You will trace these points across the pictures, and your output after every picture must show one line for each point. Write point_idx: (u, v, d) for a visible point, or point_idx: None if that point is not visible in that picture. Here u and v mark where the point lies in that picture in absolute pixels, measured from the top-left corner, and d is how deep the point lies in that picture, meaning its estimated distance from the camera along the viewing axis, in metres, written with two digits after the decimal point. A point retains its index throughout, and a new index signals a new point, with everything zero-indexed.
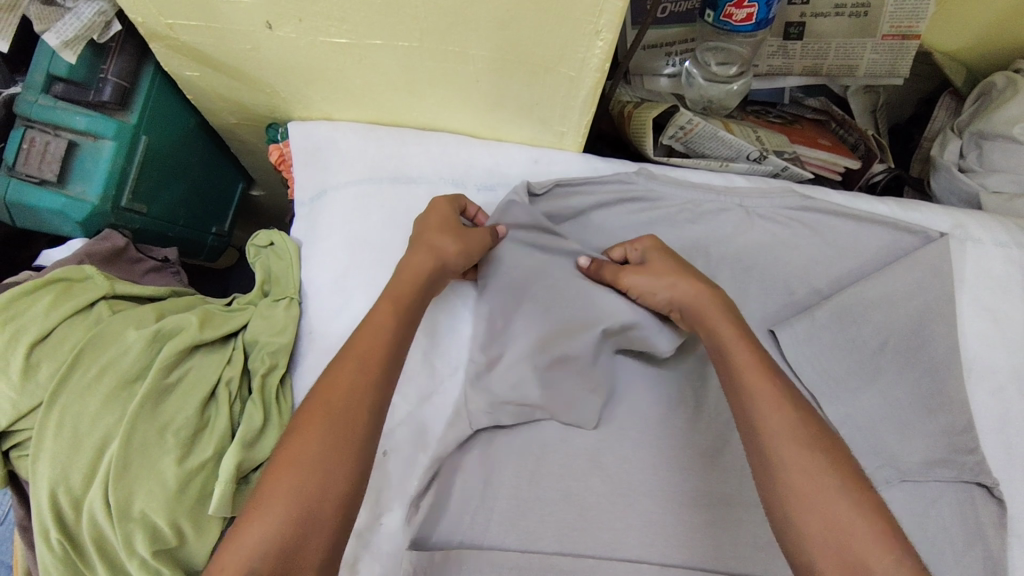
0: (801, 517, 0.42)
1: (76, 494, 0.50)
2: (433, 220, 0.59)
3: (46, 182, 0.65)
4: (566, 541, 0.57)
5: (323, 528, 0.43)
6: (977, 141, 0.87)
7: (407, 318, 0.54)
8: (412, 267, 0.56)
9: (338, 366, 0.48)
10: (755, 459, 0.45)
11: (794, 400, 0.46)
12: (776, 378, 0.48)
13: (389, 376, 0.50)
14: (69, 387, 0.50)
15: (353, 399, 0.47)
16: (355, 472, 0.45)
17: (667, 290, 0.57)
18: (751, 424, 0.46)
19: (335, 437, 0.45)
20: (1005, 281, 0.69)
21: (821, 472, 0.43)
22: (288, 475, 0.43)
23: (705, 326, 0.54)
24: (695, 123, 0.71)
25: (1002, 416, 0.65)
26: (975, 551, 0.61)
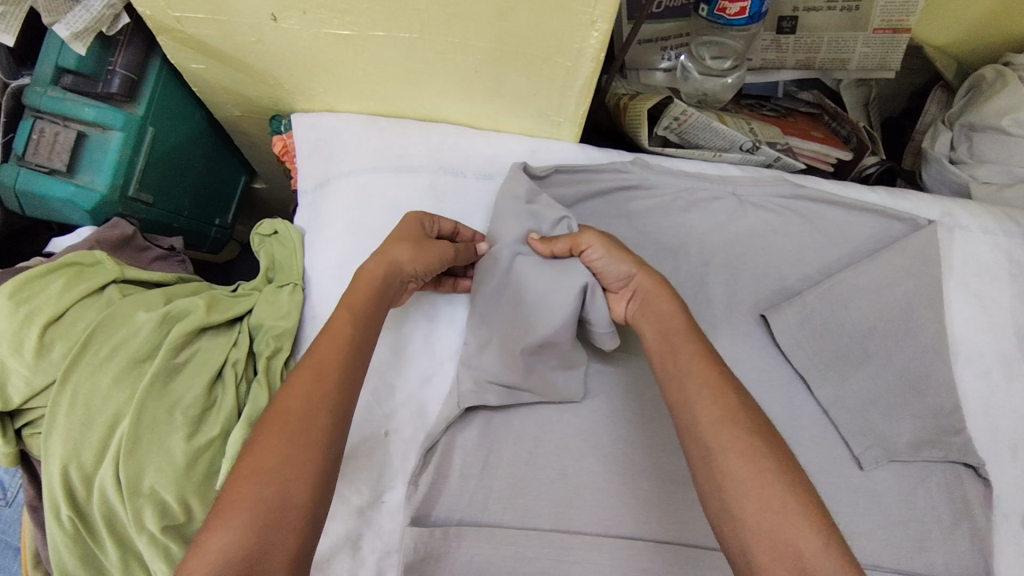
0: (742, 506, 0.40)
1: (87, 472, 0.51)
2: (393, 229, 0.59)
3: (56, 172, 0.66)
4: (563, 518, 0.59)
5: (286, 535, 0.40)
6: (967, 133, 0.89)
7: (371, 321, 0.52)
8: (365, 274, 0.55)
9: (299, 371, 0.46)
10: (695, 451, 0.43)
11: (736, 388, 0.45)
12: (718, 368, 0.46)
13: (353, 381, 0.48)
14: (81, 365, 0.51)
15: (315, 402, 0.45)
16: (318, 480, 0.42)
17: (622, 267, 0.57)
18: (691, 416, 0.44)
19: (294, 442, 0.42)
20: (991, 267, 0.71)
21: (762, 458, 0.41)
22: (250, 482, 0.40)
23: (653, 317, 0.53)
24: (689, 115, 0.72)
25: (988, 398, 0.67)
26: (962, 528, 0.62)
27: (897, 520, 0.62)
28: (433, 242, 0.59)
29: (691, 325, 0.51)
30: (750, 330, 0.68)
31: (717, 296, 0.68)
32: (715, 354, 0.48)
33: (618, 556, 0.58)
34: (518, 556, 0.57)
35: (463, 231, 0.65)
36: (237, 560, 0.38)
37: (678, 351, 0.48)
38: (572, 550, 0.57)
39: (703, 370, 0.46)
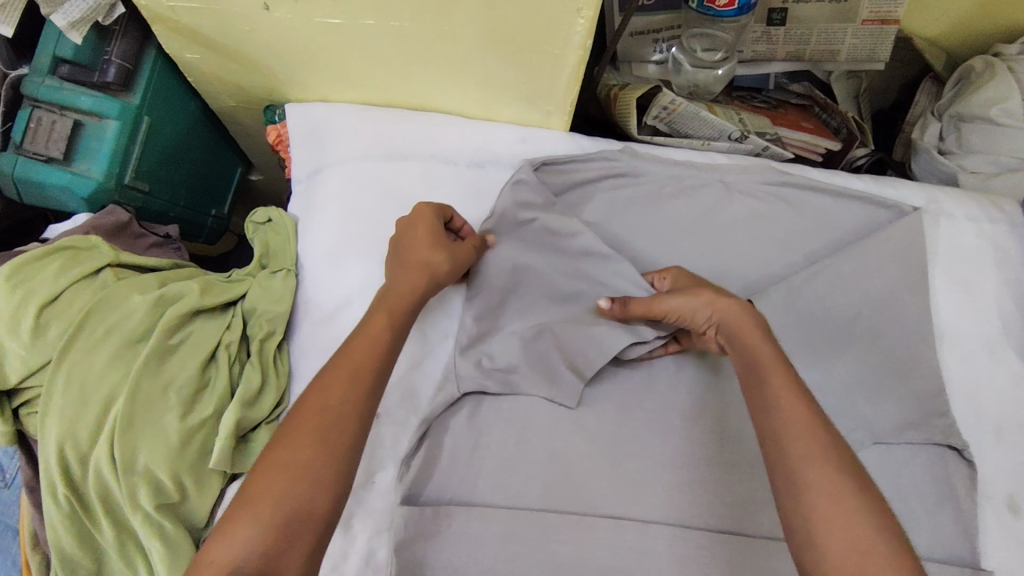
0: (824, 538, 0.41)
1: (82, 451, 0.52)
2: (424, 234, 0.61)
3: (53, 160, 0.68)
4: (551, 498, 0.60)
5: (303, 534, 0.43)
6: (955, 123, 0.90)
7: (399, 326, 0.55)
8: (406, 284, 0.58)
9: (332, 374, 0.49)
10: (778, 480, 0.45)
11: (823, 421, 0.46)
12: (805, 399, 0.47)
13: (378, 383, 0.51)
14: (77, 346, 0.53)
15: (343, 405, 0.48)
16: (339, 483, 0.46)
17: (704, 309, 0.58)
18: (780, 438, 0.46)
19: (323, 443, 0.46)
20: (976, 253, 0.71)
21: (841, 491, 0.42)
22: (278, 477, 0.44)
23: (738, 337, 0.54)
24: (678, 104, 0.73)
25: (974, 383, 0.68)
26: (946, 510, 0.63)
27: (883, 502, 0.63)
28: (457, 245, 0.62)
29: (781, 353, 0.51)
30: None
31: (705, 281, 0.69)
32: (803, 382, 0.49)
33: (606, 536, 0.58)
34: (507, 536, 0.58)
35: (460, 218, 0.66)
36: (257, 554, 0.41)
37: (769, 380, 0.49)
38: (560, 530, 0.58)
39: (789, 399, 0.47)
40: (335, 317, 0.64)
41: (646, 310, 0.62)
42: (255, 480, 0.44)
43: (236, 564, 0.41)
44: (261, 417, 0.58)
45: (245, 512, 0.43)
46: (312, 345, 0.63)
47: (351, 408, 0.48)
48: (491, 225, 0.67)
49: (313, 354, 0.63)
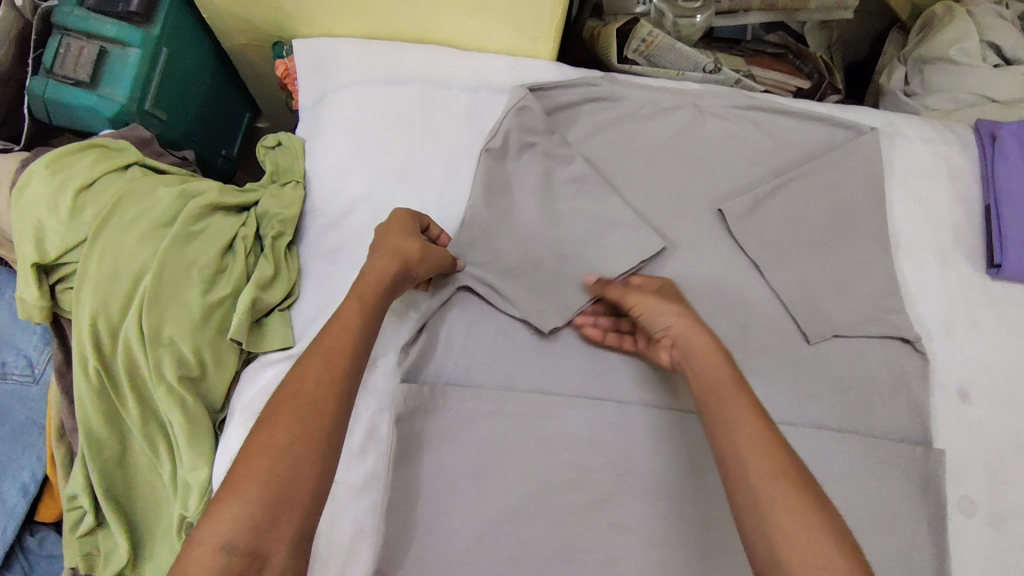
0: (791, 554, 0.43)
1: (113, 324, 0.59)
2: (398, 228, 0.64)
3: (81, 84, 0.74)
4: (537, 381, 0.66)
5: (290, 507, 0.46)
6: (919, 67, 0.96)
7: (368, 322, 0.57)
8: (376, 271, 0.60)
9: (308, 360, 0.52)
10: (744, 503, 0.46)
11: (780, 442, 0.48)
12: (763, 420, 0.49)
13: (350, 376, 0.53)
14: (110, 227, 0.58)
15: (316, 398, 0.50)
16: (325, 458, 0.48)
17: (670, 317, 0.59)
18: (730, 444, 0.49)
19: (304, 422, 0.49)
20: (929, 170, 0.78)
21: (799, 504, 0.45)
22: (260, 457, 0.46)
23: (688, 348, 0.57)
24: (655, 36, 0.79)
25: (928, 285, 0.74)
26: (900, 396, 0.69)
27: (841, 387, 0.69)
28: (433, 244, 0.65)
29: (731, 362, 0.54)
30: (709, 224, 0.73)
31: (681, 192, 0.75)
32: (749, 391, 0.52)
33: (586, 413, 0.65)
34: (498, 411, 0.64)
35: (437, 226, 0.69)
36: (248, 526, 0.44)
37: (717, 385, 0.52)
38: (547, 407, 0.64)
39: (741, 408, 0.50)
40: (340, 223, 0.70)
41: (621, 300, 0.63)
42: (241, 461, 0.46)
43: (228, 539, 0.43)
44: (274, 302, 0.63)
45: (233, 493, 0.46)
46: (320, 247, 0.69)
47: (326, 399, 0.51)
48: (497, 145, 0.72)
49: (321, 254, 0.69)
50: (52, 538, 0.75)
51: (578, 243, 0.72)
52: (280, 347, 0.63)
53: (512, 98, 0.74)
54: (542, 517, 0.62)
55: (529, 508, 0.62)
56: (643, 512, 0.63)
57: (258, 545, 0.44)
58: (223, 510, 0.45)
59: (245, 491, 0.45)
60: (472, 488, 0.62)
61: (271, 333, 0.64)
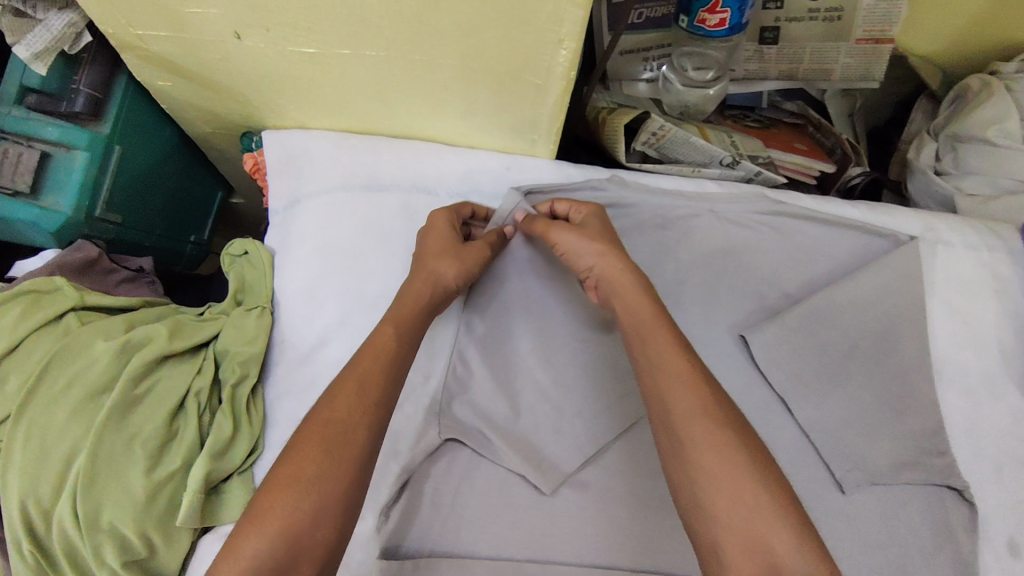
0: (713, 500, 0.41)
1: (45, 507, 0.50)
2: (432, 246, 0.59)
3: (19, 194, 0.64)
4: (535, 547, 0.58)
5: (312, 547, 0.41)
6: (952, 143, 0.88)
7: (405, 330, 0.54)
8: (412, 295, 0.56)
9: (340, 385, 0.47)
10: (666, 442, 0.44)
11: (703, 378, 0.45)
12: (685, 356, 0.47)
13: (386, 389, 0.49)
14: (37, 399, 0.51)
15: (348, 415, 0.46)
16: (352, 495, 0.44)
17: (591, 256, 0.56)
18: (664, 410, 0.45)
19: (332, 456, 0.44)
20: (974, 282, 0.69)
21: (719, 450, 0.42)
22: (285, 493, 0.42)
23: (615, 291, 0.53)
24: (667, 129, 0.71)
25: (973, 418, 0.66)
26: (946, 554, 0.61)
27: (878, 546, 0.61)
28: (468, 245, 0.60)
29: (662, 311, 0.50)
30: (728, 351, 0.66)
31: (694, 313, 0.66)
32: (683, 341, 0.48)
33: None
34: None
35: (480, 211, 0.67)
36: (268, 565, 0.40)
37: (648, 338, 0.48)
38: None
39: (676, 364, 0.46)
40: (310, 359, 0.62)
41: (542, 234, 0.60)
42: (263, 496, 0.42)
43: None
44: (233, 467, 0.56)
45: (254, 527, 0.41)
46: (287, 388, 0.61)
47: (358, 417, 0.46)
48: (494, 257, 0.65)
49: (289, 398, 0.60)
50: None
51: (580, 377, 0.63)
52: None
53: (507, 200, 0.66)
54: None
55: None
56: None
57: None
58: (241, 543, 0.41)
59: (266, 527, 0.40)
60: None
61: (231, 501, 0.55)
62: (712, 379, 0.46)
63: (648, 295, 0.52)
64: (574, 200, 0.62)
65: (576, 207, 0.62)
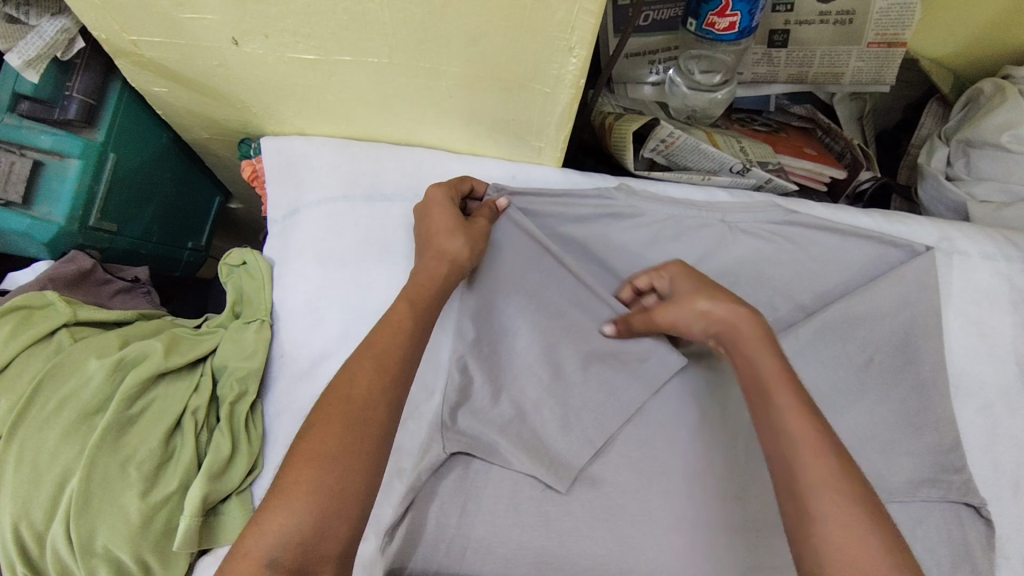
0: (833, 568, 0.40)
1: (38, 530, 0.49)
2: (435, 225, 0.57)
3: (11, 203, 0.63)
4: (544, 568, 0.56)
5: (340, 521, 0.41)
6: (964, 148, 0.86)
7: (421, 303, 0.52)
8: (427, 273, 0.55)
9: (358, 359, 0.46)
10: (790, 504, 0.43)
11: (829, 436, 0.44)
12: (811, 416, 0.46)
13: (405, 366, 0.48)
14: (28, 420, 0.49)
15: (366, 388, 0.45)
16: (375, 470, 0.43)
17: (697, 321, 0.57)
18: (789, 470, 0.44)
19: (354, 430, 0.43)
20: (991, 294, 0.68)
21: (850, 504, 0.41)
22: (311, 467, 0.41)
23: (740, 352, 0.52)
24: (676, 137, 0.69)
25: (991, 433, 0.64)
26: (963, 572, 0.59)
27: None
28: (474, 221, 0.58)
29: (789, 369, 0.49)
30: None
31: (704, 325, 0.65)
32: (813, 405, 0.47)
33: None
34: None
35: (479, 185, 0.64)
36: (296, 539, 0.39)
37: (773, 396, 0.47)
38: None
39: (805, 430, 0.44)
40: (311, 374, 0.60)
41: (647, 328, 0.60)
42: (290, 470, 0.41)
43: (271, 556, 0.39)
44: (230, 488, 0.53)
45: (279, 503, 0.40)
46: (288, 403, 0.59)
47: (377, 392, 0.45)
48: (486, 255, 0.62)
49: (289, 414, 0.59)
50: None
51: (589, 390, 0.62)
52: None
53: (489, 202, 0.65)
54: None
55: None
56: None
57: (306, 561, 0.39)
58: (267, 518, 0.40)
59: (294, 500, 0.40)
60: None
61: (229, 524, 0.53)
62: (839, 440, 0.45)
63: (773, 350, 0.51)
64: (652, 270, 0.62)
65: (660, 274, 0.62)
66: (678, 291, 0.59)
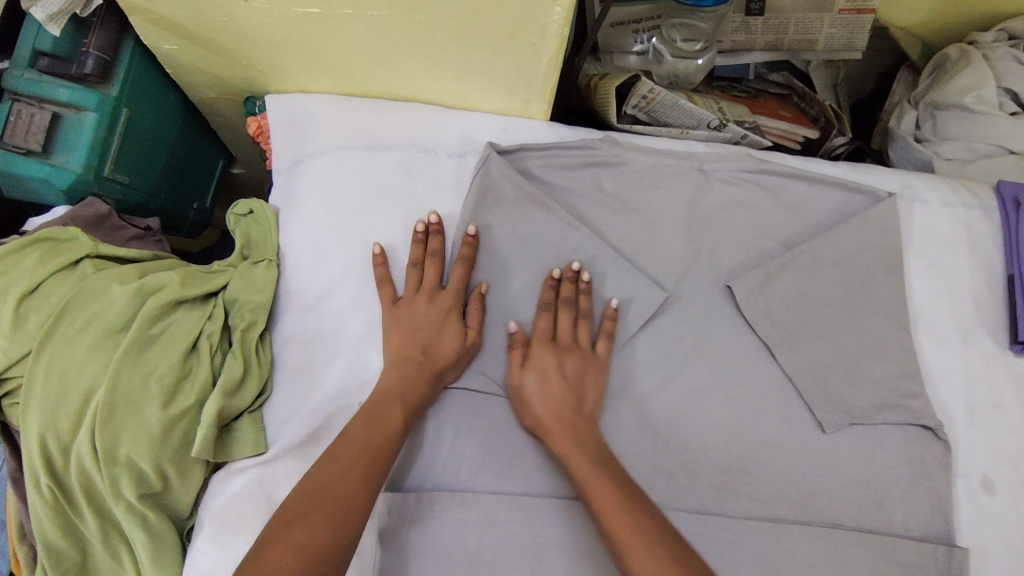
0: None
1: (64, 441, 0.53)
2: (437, 319, 0.62)
3: (31, 153, 0.67)
4: (533, 482, 0.61)
5: None
6: (931, 112, 0.90)
7: (411, 407, 0.59)
8: (415, 392, 0.59)
9: (330, 459, 0.52)
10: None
11: (663, 539, 0.49)
12: (642, 525, 0.50)
13: (382, 477, 0.53)
14: (57, 337, 0.53)
15: (351, 489, 0.51)
16: (343, 547, 0.48)
17: (588, 415, 0.61)
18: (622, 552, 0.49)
19: (321, 528, 0.48)
20: (950, 237, 0.73)
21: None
22: (290, 552, 0.46)
23: (602, 464, 0.55)
24: (656, 93, 0.74)
25: (948, 362, 0.69)
26: (920, 488, 0.64)
27: (857, 481, 0.64)
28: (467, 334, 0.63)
29: (615, 482, 0.53)
30: (714, 300, 0.68)
31: (688, 266, 0.69)
32: (651, 521, 0.51)
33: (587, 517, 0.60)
34: (490, 518, 0.59)
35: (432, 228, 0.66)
36: None
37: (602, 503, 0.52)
38: (542, 512, 0.60)
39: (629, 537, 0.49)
40: (317, 307, 0.65)
41: (596, 360, 0.64)
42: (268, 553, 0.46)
43: None
44: (244, 405, 0.59)
45: None
46: (295, 334, 0.64)
47: (359, 491, 0.51)
48: (474, 200, 0.67)
49: (295, 343, 0.63)
50: None
51: None
52: (251, 454, 0.59)
53: (479, 158, 0.69)
54: None
55: None
56: None
57: None
58: None
59: None
60: None
61: (241, 439, 0.59)
62: (682, 543, 0.50)
63: (602, 470, 0.55)
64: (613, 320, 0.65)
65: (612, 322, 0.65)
66: (593, 366, 0.64)
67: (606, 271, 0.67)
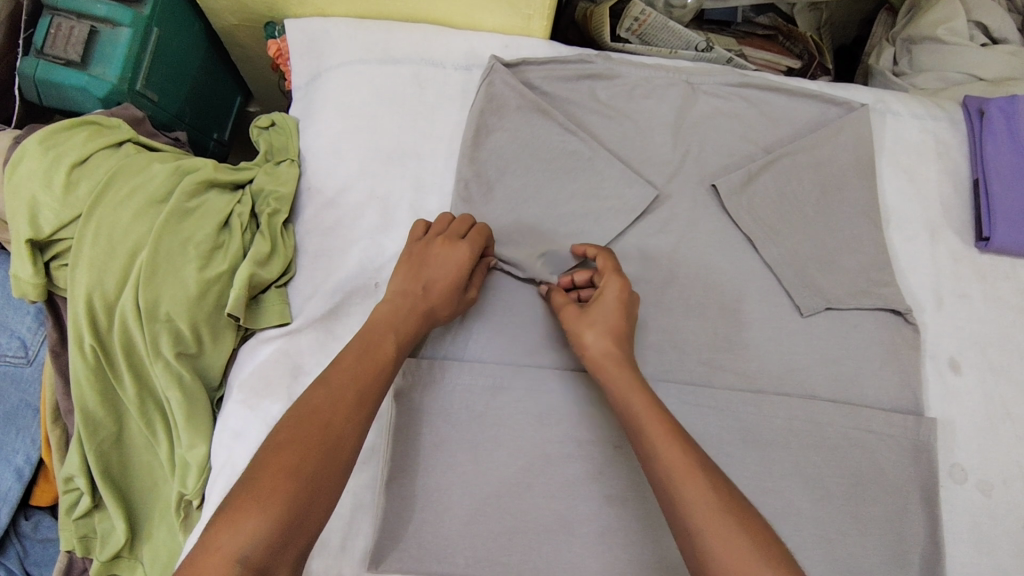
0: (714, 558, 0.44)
1: (109, 298, 0.59)
2: (451, 261, 0.61)
3: (71, 63, 0.73)
4: (535, 354, 0.67)
5: (304, 526, 0.45)
6: (908, 46, 0.97)
7: (403, 339, 0.57)
8: (407, 327, 0.58)
9: (324, 385, 0.51)
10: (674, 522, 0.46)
11: (701, 463, 0.48)
12: (684, 446, 0.49)
13: (376, 404, 0.52)
14: (104, 204, 0.60)
15: (342, 415, 0.49)
16: (338, 474, 0.48)
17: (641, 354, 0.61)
18: (665, 474, 0.47)
19: (316, 455, 0.47)
20: (919, 146, 0.79)
21: (741, 536, 0.44)
22: (284, 472, 0.45)
23: (646, 392, 0.54)
24: (647, 15, 0.80)
25: (916, 256, 0.75)
26: (891, 366, 0.70)
27: (833, 359, 0.70)
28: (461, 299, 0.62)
29: (658, 409, 0.52)
30: (701, 199, 0.74)
31: (677, 169, 0.75)
32: (687, 442, 0.50)
33: (585, 385, 0.65)
34: (496, 384, 0.65)
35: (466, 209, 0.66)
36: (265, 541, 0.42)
37: (646, 431, 0.50)
38: (544, 378, 0.65)
39: (675, 458, 0.48)
40: (336, 201, 0.70)
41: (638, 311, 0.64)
42: (261, 471, 0.45)
43: (242, 553, 0.41)
44: (272, 278, 0.64)
45: (246, 498, 0.44)
46: (316, 225, 0.69)
47: (350, 418, 0.50)
48: (481, 104, 0.72)
49: (317, 233, 0.69)
50: (48, 521, 0.76)
51: (572, 218, 0.72)
52: (277, 323, 0.65)
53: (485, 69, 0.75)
54: (541, 488, 0.63)
55: (528, 479, 0.63)
56: (640, 483, 0.63)
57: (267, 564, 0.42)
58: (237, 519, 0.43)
59: (263, 503, 0.43)
60: (469, 461, 0.63)
61: (268, 308, 0.65)
62: (713, 466, 0.49)
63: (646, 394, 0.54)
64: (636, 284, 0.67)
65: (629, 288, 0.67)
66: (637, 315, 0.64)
67: (603, 172, 0.73)
